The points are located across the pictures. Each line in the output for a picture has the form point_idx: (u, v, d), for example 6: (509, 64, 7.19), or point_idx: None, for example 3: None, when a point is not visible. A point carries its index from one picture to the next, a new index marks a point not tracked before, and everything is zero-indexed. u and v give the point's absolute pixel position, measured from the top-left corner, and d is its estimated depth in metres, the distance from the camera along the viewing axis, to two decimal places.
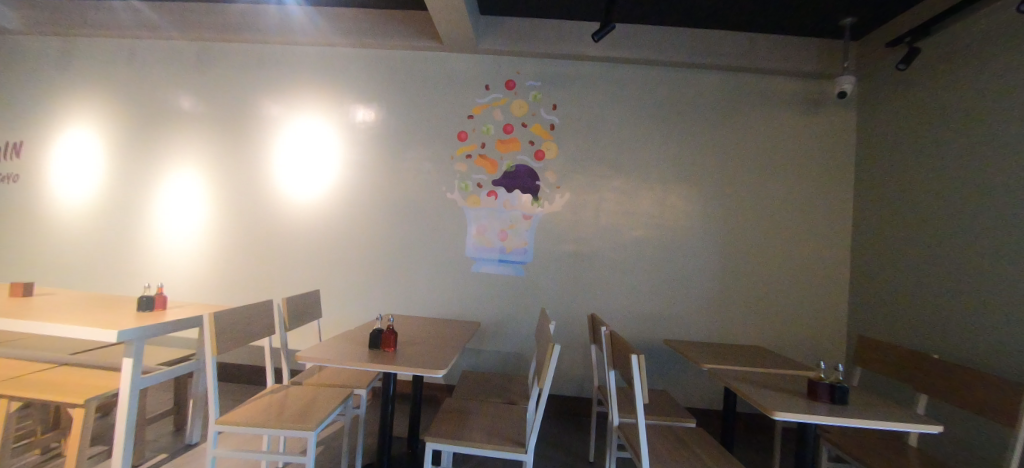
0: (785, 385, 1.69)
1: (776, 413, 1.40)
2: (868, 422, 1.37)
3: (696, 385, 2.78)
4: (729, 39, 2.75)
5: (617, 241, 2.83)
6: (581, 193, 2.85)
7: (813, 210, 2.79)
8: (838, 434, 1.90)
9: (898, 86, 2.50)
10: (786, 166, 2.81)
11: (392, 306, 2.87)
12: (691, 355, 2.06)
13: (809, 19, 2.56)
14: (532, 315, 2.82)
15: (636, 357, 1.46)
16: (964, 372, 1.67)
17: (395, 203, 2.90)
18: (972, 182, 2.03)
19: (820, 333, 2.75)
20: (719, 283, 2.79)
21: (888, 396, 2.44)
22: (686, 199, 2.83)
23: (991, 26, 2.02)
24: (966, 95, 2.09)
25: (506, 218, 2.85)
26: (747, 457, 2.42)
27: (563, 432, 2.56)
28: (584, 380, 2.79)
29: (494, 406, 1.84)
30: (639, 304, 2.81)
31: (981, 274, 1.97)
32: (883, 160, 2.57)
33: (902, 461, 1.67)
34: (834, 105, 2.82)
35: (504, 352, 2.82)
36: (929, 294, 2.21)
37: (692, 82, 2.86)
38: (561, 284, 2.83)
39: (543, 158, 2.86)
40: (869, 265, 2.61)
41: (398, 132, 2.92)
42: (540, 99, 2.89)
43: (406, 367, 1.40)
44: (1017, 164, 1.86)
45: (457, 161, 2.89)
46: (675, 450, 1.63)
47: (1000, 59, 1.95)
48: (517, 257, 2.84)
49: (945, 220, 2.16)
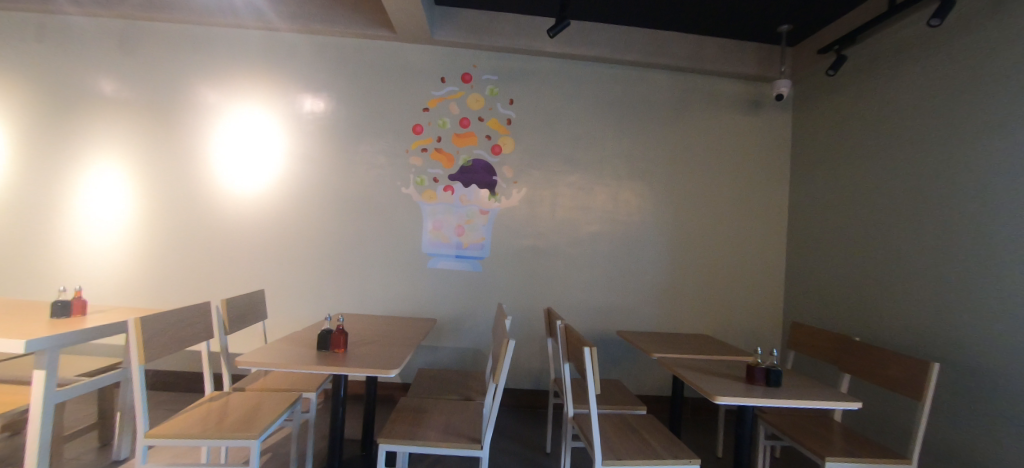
0: (726, 371, 1.80)
1: (718, 397, 1.48)
2: (799, 402, 1.48)
3: (647, 373, 2.89)
4: (678, 41, 2.85)
5: (573, 235, 2.88)
6: (537, 188, 2.87)
7: (754, 205, 2.97)
8: (774, 414, 2.04)
9: (829, 90, 2.69)
10: (731, 163, 2.97)
11: (344, 304, 2.78)
12: (642, 345, 2.14)
13: (751, 24, 2.70)
14: (490, 311, 2.82)
15: (589, 349, 1.50)
16: (880, 352, 1.84)
17: (348, 198, 2.80)
18: (890, 180, 2.24)
19: (759, 320, 2.94)
20: (669, 276, 2.92)
21: (817, 376, 2.65)
22: (638, 195, 2.92)
23: (906, 38, 2.21)
24: (886, 100, 2.29)
25: (463, 213, 2.82)
26: (694, 440, 2.56)
27: (521, 426, 2.59)
28: (542, 373, 2.83)
29: (450, 403, 1.82)
30: (593, 297, 2.88)
31: (897, 263, 2.18)
32: (815, 158, 2.76)
33: (828, 436, 1.82)
34: (772, 107, 3.00)
35: (461, 348, 2.81)
36: (854, 283, 2.42)
37: (644, 81, 2.95)
38: (518, 279, 2.84)
39: (500, 152, 2.86)
40: (802, 256, 2.82)
41: (349, 124, 2.81)
42: (497, 93, 2.87)
43: (356, 368, 1.36)
44: (927, 165, 2.06)
45: (412, 154, 2.82)
46: (626, 438, 1.69)
47: (914, 69, 2.16)
48: (474, 253, 2.83)
49: (867, 215, 2.36)
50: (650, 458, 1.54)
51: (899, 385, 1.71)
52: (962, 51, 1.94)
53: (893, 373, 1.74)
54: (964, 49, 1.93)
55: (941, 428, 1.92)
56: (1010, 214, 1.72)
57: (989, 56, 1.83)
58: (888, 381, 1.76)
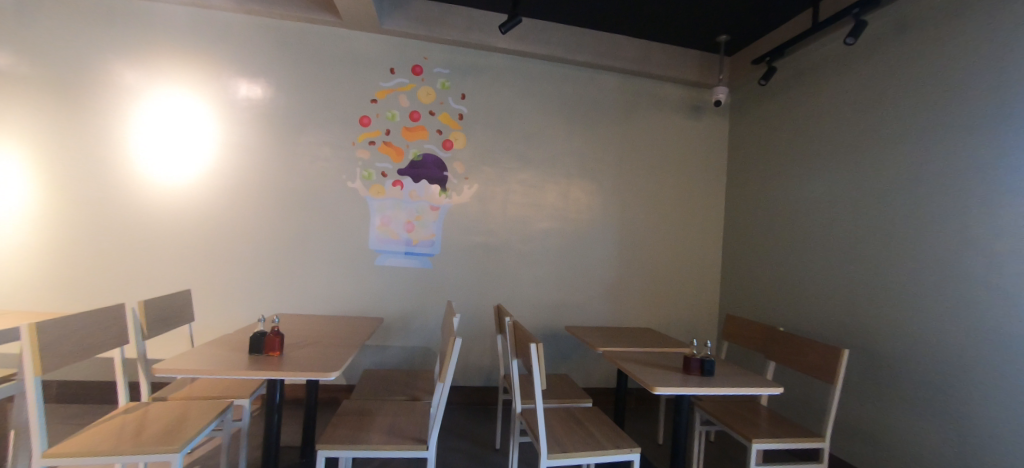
0: (665, 362, 1.88)
1: (656, 388, 1.55)
2: (729, 389, 1.58)
3: (594, 367, 2.98)
4: (626, 44, 2.94)
5: (524, 232, 2.90)
6: (488, 184, 2.86)
7: (694, 205, 3.13)
8: (708, 402, 2.17)
9: (761, 98, 2.89)
10: (674, 165, 3.11)
11: (285, 304, 2.64)
12: (588, 340, 2.20)
13: (693, 33, 2.83)
14: (440, 308, 2.79)
15: (535, 345, 1.52)
16: (799, 340, 2.01)
17: (288, 191, 2.65)
18: (811, 184, 2.44)
19: (698, 314, 3.12)
20: (616, 272, 3.01)
21: (747, 365, 2.85)
22: (588, 194, 2.99)
23: (827, 53, 2.41)
24: (810, 110, 2.49)
25: (413, 209, 2.76)
26: (636, 429, 2.67)
27: (471, 423, 2.58)
28: (492, 369, 2.84)
29: (395, 404, 1.78)
30: (544, 293, 2.92)
31: (817, 260, 2.38)
32: (749, 162, 2.95)
33: (755, 419, 1.97)
34: (712, 112, 3.18)
35: (410, 347, 2.75)
36: (780, 277, 2.61)
37: (594, 82, 3.01)
38: (469, 276, 2.83)
39: (451, 147, 2.82)
40: (736, 252, 3.01)
41: (290, 113, 2.66)
42: (448, 88, 2.82)
43: (292, 372, 1.29)
44: (842, 170, 2.26)
45: (359, 147, 2.72)
46: (572, 431, 1.73)
47: (833, 82, 2.35)
48: (423, 250, 2.77)
49: (792, 215, 2.56)
50: (593, 449, 1.58)
51: (816, 371, 1.87)
52: (874, 68, 2.14)
53: (811, 360, 1.91)
54: (876, 66, 2.13)
55: (851, 409, 2.13)
56: (910, 216, 1.93)
57: (895, 74, 2.04)
58: (807, 367, 1.93)
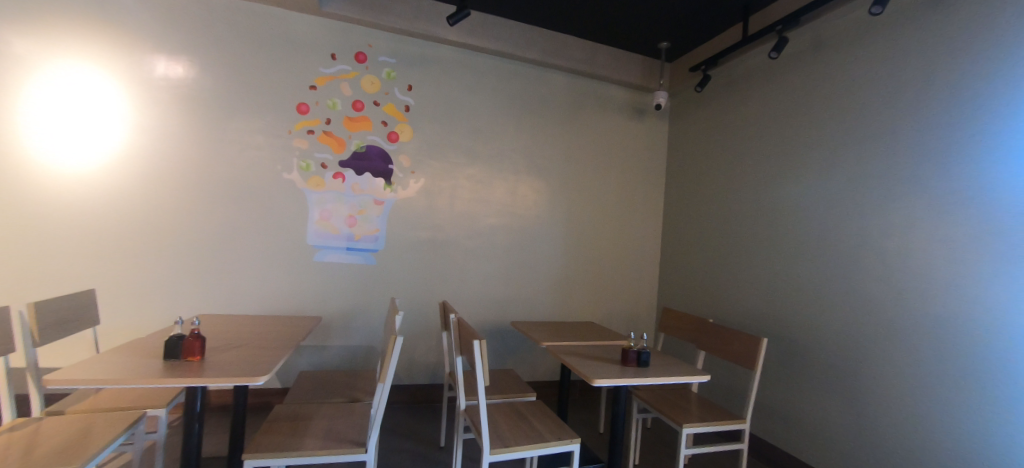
0: (604, 355, 1.95)
1: (596, 380, 1.60)
2: (663, 378, 1.67)
3: (540, 361, 3.04)
4: (573, 44, 2.99)
5: (471, 228, 2.88)
6: (435, 179, 2.81)
7: (636, 204, 3.26)
8: (645, 391, 2.28)
9: (697, 104, 3.05)
10: (617, 164, 3.21)
11: (211, 303, 2.44)
12: (533, 335, 2.22)
13: (636, 38, 2.94)
14: (383, 306, 2.70)
15: (478, 342, 1.52)
16: (725, 331, 2.16)
17: (215, 182, 2.45)
18: (740, 186, 2.62)
19: (638, 307, 3.26)
20: (561, 268, 3.08)
21: (681, 355, 3.03)
22: (535, 190, 3.02)
23: (755, 65, 2.59)
24: (739, 117, 2.66)
25: (355, 203, 2.65)
26: (579, 420, 2.75)
27: (415, 422, 2.54)
28: (437, 366, 2.81)
29: (334, 407, 1.71)
30: (491, 290, 2.92)
31: (743, 256, 2.56)
32: (686, 164, 3.12)
33: (686, 405, 2.09)
34: (653, 115, 3.31)
35: (352, 346, 2.65)
36: (712, 273, 2.79)
37: (542, 80, 3.04)
38: (414, 273, 2.76)
39: (396, 140, 2.73)
40: (673, 249, 3.17)
41: (217, 96, 2.45)
42: (394, 78, 2.73)
43: (214, 378, 1.19)
44: (767, 174, 2.44)
45: (296, 136, 2.56)
46: (515, 425, 1.75)
47: (759, 92, 2.54)
48: (366, 245, 2.67)
49: (722, 214, 2.74)
50: (535, 442, 1.61)
51: (739, 359, 2.02)
52: (795, 81, 2.33)
53: (736, 349, 2.06)
54: (796, 79, 2.32)
55: (771, 393, 2.32)
56: (824, 219, 2.13)
57: (811, 87, 2.23)
58: (731, 355, 2.08)
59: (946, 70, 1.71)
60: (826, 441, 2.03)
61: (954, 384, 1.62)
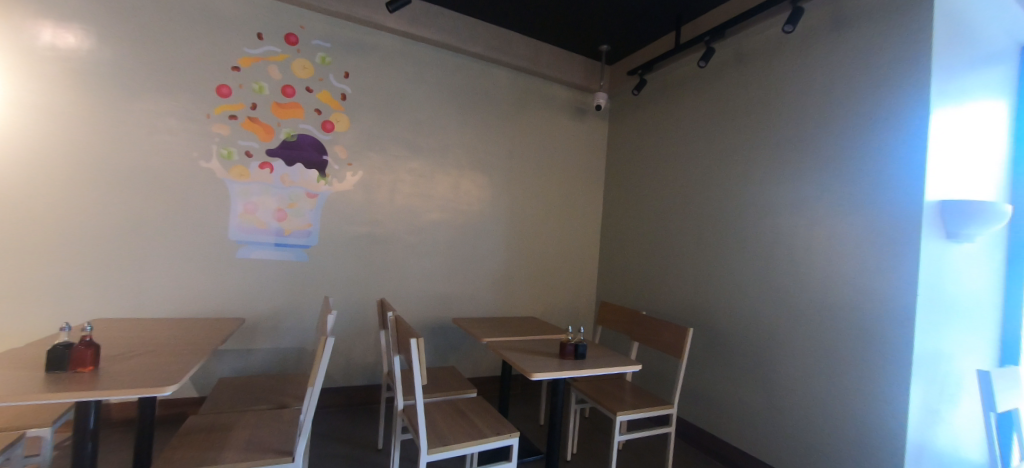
0: (543, 349, 1.99)
1: (534, 373, 1.63)
2: (598, 370, 1.73)
3: (482, 357, 3.03)
4: (517, 41, 2.99)
5: (412, 223, 2.80)
6: (373, 172, 2.69)
7: (576, 201, 3.34)
8: (582, 382, 2.35)
9: (634, 106, 3.17)
10: (559, 162, 3.27)
11: (113, 305, 2.19)
12: (474, 331, 2.21)
13: (579, 39, 2.99)
14: (316, 305, 2.56)
15: (415, 340, 1.48)
16: (657, 322, 2.28)
17: (118, 170, 2.18)
18: (671, 185, 2.77)
19: (577, 302, 3.35)
20: (504, 264, 3.09)
21: (617, 347, 3.16)
22: (478, 187, 3.00)
23: (686, 71, 2.74)
24: (672, 120, 2.81)
25: (285, 195, 2.48)
26: (520, 414, 2.78)
27: (350, 425, 2.44)
28: (375, 367, 2.71)
29: (258, 414, 1.59)
30: (432, 286, 2.87)
31: (673, 252, 2.72)
32: (624, 163, 3.24)
33: (620, 394, 2.18)
34: (593, 115, 3.40)
35: (280, 349, 2.49)
36: (646, 267, 2.93)
37: (486, 75, 3.02)
38: (350, 269, 2.64)
39: (332, 129, 2.59)
40: (611, 245, 3.29)
41: (121, 73, 2.19)
42: (329, 63, 2.58)
43: (108, 390, 1.06)
44: (695, 175, 2.60)
45: (215, 121, 2.35)
46: (454, 423, 1.73)
47: (690, 97, 2.69)
48: (298, 240, 2.51)
49: (656, 212, 2.88)
50: (474, 439, 1.60)
51: (669, 348, 2.14)
52: (720, 89, 2.49)
53: (665, 339, 2.18)
54: (722, 87, 2.48)
55: (697, 379, 2.49)
56: (743, 218, 2.31)
57: (734, 94, 2.40)
58: (662, 345, 2.19)
59: (842, 86, 1.93)
60: (744, 421, 2.22)
61: (848, 367, 1.82)
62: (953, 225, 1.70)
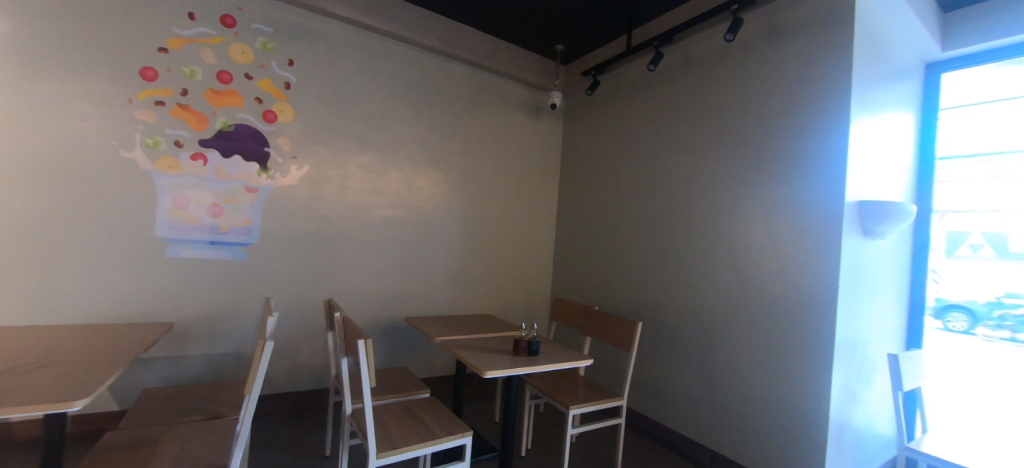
0: (497, 346, 1.98)
1: (487, 371, 1.62)
2: (551, 365, 1.75)
3: (436, 356, 2.98)
4: (472, 37, 2.96)
5: (363, 220, 2.70)
6: (320, 166, 2.57)
7: (532, 198, 3.35)
8: (537, 378, 2.37)
9: (588, 106, 3.23)
10: (515, 159, 3.27)
11: (14, 311, 1.95)
12: (427, 330, 2.17)
13: (534, 37, 3.00)
14: (256, 307, 2.41)
15: (363, 342, 1.43)
16: (608, 317, 2.34)
17: (19, 159, 1.94)
18: (622, 184, 2.85)
19: (533, 299, 3.38)
20: (459, 262, 3.05)
21: (570, 342, 3.21)
22: (432, 183, 2.94)
23: (637, 73, 2.82)
24: (624, 120, 2.88)
25: (221, 190, 2.31)
26: (474, 412, 2.76)
27: (295, 432, 2.32)
28: (323, 370, 2.60)
29: (189, 426, 1.48)
30: (383, 286, 2.78)
31: (624, 249, 2.80)
32: (578, 161, 3.29)
33: (573, 388, 2.22)
34: (549, 114, 3.43)
35: (217, 354, 2.32)
36: (598, 263, 2.99)
37: (441, 70, 2.96)
38: (296, 268, 2.51)
39: (274, 120, 2.44)
40: (566, 242, 3.33)
41: (23, 49, 1.94)
42: (271, 49, 2.43)
43: (4, 407, 0.95)
44: (644, 174, 2.69)
45: (139, 107, 2.14)
46: (406, 425, 1.69)
47: (641, 99, 2.77)
48: (236, 238, 2.35)
49: (608, 210, 2.95)
50: (426, 440, 1.57)
51: (620, 342, 2.21)
52: (668, 92, 2.59)
53: (616, 333, 2.24)
54: (670, 91, 2.57)
55: (646, 372, 2.58)
56: (687, 216, 2.42)
57: (680, 98, 2.51)
58: (613, 339, 2.26)
59: (774, 94, 2.07)
60: (688, 410, 2.33)
61: (780, 355, 1.96)
62: (869, 223, 1.87)
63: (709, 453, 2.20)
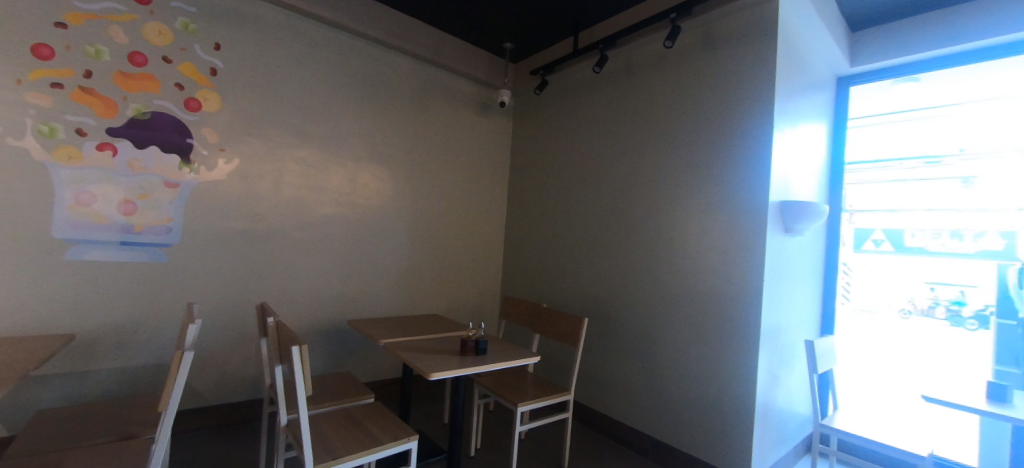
0: (444, 347, 1.94)
1: (433, 373, 1.58)
2: (498, 364, 1.75)
3: (382, 359, 2.88)
4: (419, 30, 2.88)
5: (301, 218, 2.55)
6: (252, 160, 2.38)
7: (480, 196, 3.33)
8: (485, 377, 2.35)
9: (537, 105, 3.24)
10: (463, 157, 3.23)
11: None
12: (371, 333, 2.08)
13: (482, 33, 2.97)
14: (177, 312, 2.20)
15: (298, 348, 1.35)
16: (555, 313, 2.37)
17: None
18: (569, 182, 2.89)
19: (481, 297, 3.36)
20: (406, 261, 2.97)
21: (519, 340, 3.23)
22: (377, 179, 2.83)
23: (584, 74, 2.87)
24: (571, 120, 2.92)
25: (134, 184, 2.08)
26: (421, 414, 2.70)
27: (224, 448, 2.15)
28: (257, 378, 2.43)
29: (94, 450, 1.32)
30: (325, 287, 2.64)
31: (571, 246, 2.84)
32: (527, 159, 3.30)
33: (522, 385, 2.23)
34: (497, 112, 3.42)
35: (131, 367, 2.10)
36: (546, 261, 3.02)
37: (386, 62, 2.85)
38: (225, 270, 2.31)
39: (198, 108, 2.23)
40: (515, 239, 3.34)
41: None
42: (193, 31, 2.21)
43: None
44: (589, 173, 2.76)
45: (30, 89, 1.88)
46: (348, 432, 1.61)
47: (587, 99, 2.82)
48: (153, 238, 2.13)
49: (556, 208, 2.98)
50: (368, 448, 1.51)
51: (566, 338, 2.25)
52: (613, 94, 2.66)
53: (563, 329, 2.28)
54: (614, 92, 2.64)
55: (592, 366, 2.64)
56: (629, 214, 2.50)
57: (623, 99, 2.59)
58: (560, 335, 2.29)
59: (708, 100, 2.19)
60: (632, 401, 2.41)
61: (712, 345, 2.09)
62: (790, 222, 2.03)
63: (650, 440, 2.30)
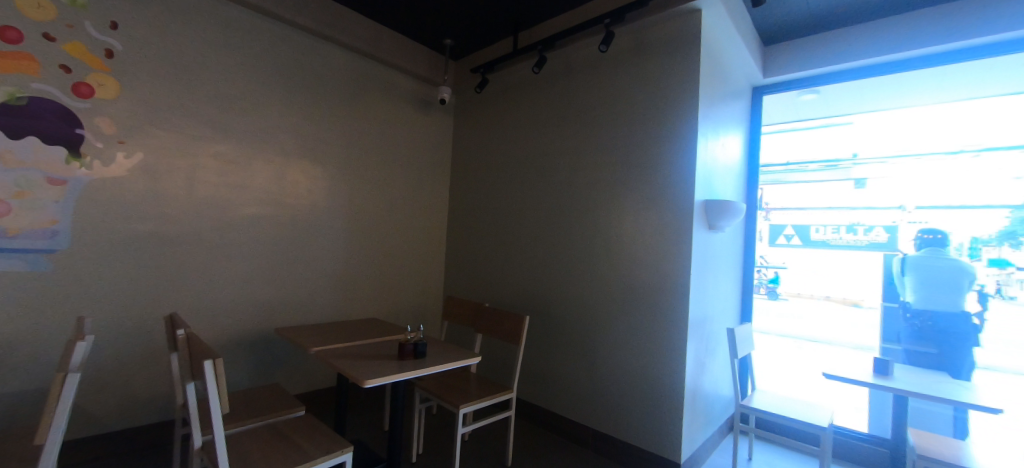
0: (381, 352, 1.86)
1: (367, 381, 1.51)
2: (438, 367, 1.70)
3: (315, 367, 2.72)
4: (352, 20, 2.73)
5: (220, 219, 2.33)
6: (159, 154, 2.13)
7: (420, 196, 3.24)
8: (427, 380, 2.29)
9: (478, 104, 3.21)
10: (402, 154, 3.13)
11: None
12: (301, 341, 1.95)
13: (421, 28, 2.89)
14: (67, 328, 1.93)
15: (211, 362, 1.23)
16: (497, 313, 2.36)
17: None
18: (511, 181, 2.89)
19: (422, 299, 3.27)
20: (341, 264, 2.82)
21: (462, 340, 3.19)
22: (308, 178, 2.66)
23: (524, 74, 2.88)
24: (512, 118, 2.93)
25: (7, 181, 1.79)
26: (359, 423, 2.58)
27: None
28: (169, 396, 2.20)
29: None
30: (250, 294, 2.44)
31: (512, 244, 2.85)
32: (468, 158, 3.26)
33: (464, 387, 2.19)
34: (437, 109, 3.34)
35: (8, 393, 1.81)
36: (489, 260, 3.00)
37: (317, 53, 2.68)
38: (127, 278, 2.06)
39: (90, 94, 1.96)
40: (457, 239, 3.30)
41: None
42: (84, 6, 1.94)
43: None
44: (530, 171, 2.78)
45: None
46: (275, 450, 1.49)
47: (527, 99, 2.84)
48: (33, 244, 1.85)
49: (498, 206, 2.97)
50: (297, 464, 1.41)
51: (509, 337, 2.25)
52: (552, 94, 2.69)
53: (506, 328, 2.28)
54: (553, 93, 2.69)
55: (534, 363, 2.67)
56: (568, 211, 2.56)
57: (561, 99, 2.64)
58: (503, 334, 2.28)
59: (639, 103, 2.29)
60: (573, 395, 2.46)
61: (646, 336, 2.19)
62: (713, 219, 2.18)
63: (591, 433, 2.36)
